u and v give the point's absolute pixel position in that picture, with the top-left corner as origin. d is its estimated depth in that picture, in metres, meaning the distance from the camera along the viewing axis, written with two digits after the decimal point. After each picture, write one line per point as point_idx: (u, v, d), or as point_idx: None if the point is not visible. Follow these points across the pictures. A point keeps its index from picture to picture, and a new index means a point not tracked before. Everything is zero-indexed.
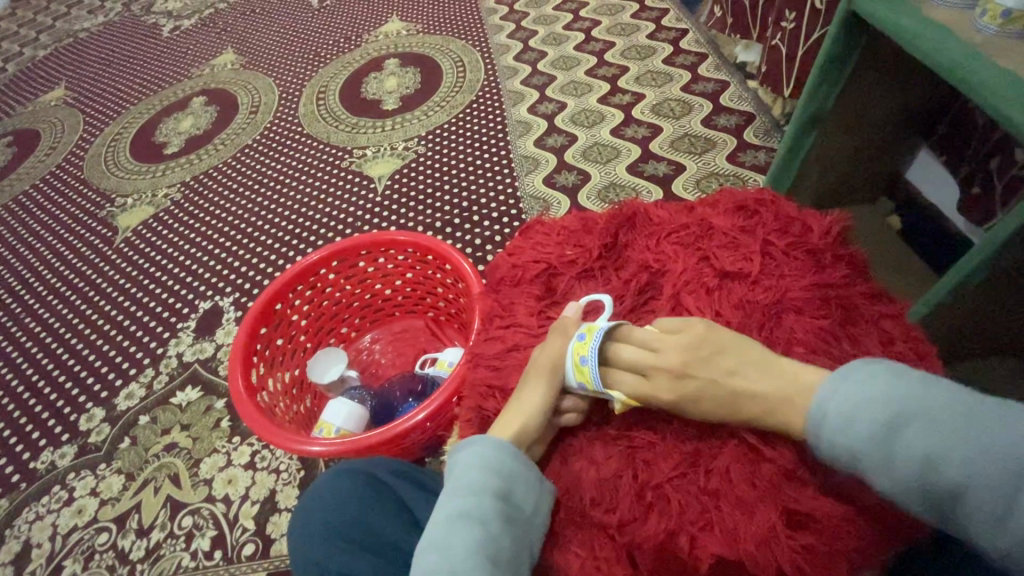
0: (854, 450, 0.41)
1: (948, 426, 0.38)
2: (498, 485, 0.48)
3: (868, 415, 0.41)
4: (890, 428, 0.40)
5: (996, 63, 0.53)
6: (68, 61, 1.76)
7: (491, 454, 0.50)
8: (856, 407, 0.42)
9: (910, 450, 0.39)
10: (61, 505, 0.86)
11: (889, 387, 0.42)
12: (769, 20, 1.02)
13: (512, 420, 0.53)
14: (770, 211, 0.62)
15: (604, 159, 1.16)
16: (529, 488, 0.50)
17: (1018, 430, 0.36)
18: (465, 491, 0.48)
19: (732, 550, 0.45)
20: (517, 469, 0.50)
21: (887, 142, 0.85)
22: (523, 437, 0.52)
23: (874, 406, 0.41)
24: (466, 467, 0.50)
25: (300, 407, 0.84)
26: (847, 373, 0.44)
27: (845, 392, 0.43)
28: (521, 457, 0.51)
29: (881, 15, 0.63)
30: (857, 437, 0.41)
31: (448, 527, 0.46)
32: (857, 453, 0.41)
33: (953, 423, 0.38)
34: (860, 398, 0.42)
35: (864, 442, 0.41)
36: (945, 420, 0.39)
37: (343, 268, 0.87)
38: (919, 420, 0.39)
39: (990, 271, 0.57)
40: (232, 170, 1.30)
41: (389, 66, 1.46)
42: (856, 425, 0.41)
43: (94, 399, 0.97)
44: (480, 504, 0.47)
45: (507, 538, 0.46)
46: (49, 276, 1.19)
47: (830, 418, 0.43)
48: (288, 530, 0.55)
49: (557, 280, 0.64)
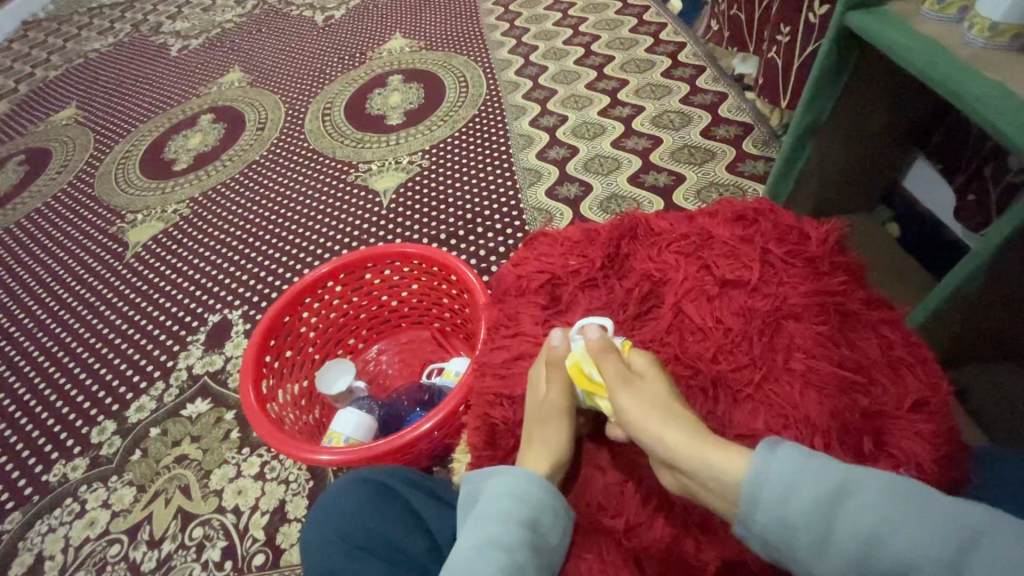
0: (791, 525, 0.41)
1: (838, 483, 0.41)
2: (525, 514, 0.48)
3: (812, 491, 0.41)
4: (834, 502, 0.40)
5: (984, 74, 0.55)
6: (80, 81, 1.80)
7: (520, 484, 0.50)
8: (795, 480, 0.42)
9: (849, 529, 0.39)
10: (73, 518, 0.87)
11: (824, 467, 0.42)
12: (765, 33, 1.05)
13: (539, 456, 0.53)
14: (768, 220, 0.63)
15: (605, 171, 1.18)
16: (556, 519, 0.49)
17: (957, 510, 0.37)
18: (493, 520, 0.48)
19: (736, 553, 0.47)
20: (542, 497, 0.50)
21: (884, 153, 0.87)
22: (555, 471, 0.53)
23: (816, 478, 0.41)
24: (493, 495, 0.50)
25: (309, 418, 0.85)
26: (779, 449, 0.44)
27: (782, 463, 0.43)
28: (550, 486, 0.51)
29: (873, 32, 0.64)
30: (800, 518, 0.41)
31: (473, 553, 0.46)
32: (795, 528, 0.41)
33: (810, 468, 0.42)
34: (796, 465, 0.43)
35: (804, 512, 0.41)
36: (883, 495, 0.39)
37: (350, 280, 0.89)
38: (862, 498, 0.40)
39: (987, 275, 0.58)
40: (239, 185, 1.33)
41: (393, 83, 1.49)
42: (805, 492, 0.41)
43: (106, 412, 0.98)
44: (506, 532, 0.47)
45: (531, 566, 0.46)
46: (61, 292, 1.21)
47: (768, 493, 0.42)
48: (305, 535, 0.56)
49: (560, 290, 0.66)
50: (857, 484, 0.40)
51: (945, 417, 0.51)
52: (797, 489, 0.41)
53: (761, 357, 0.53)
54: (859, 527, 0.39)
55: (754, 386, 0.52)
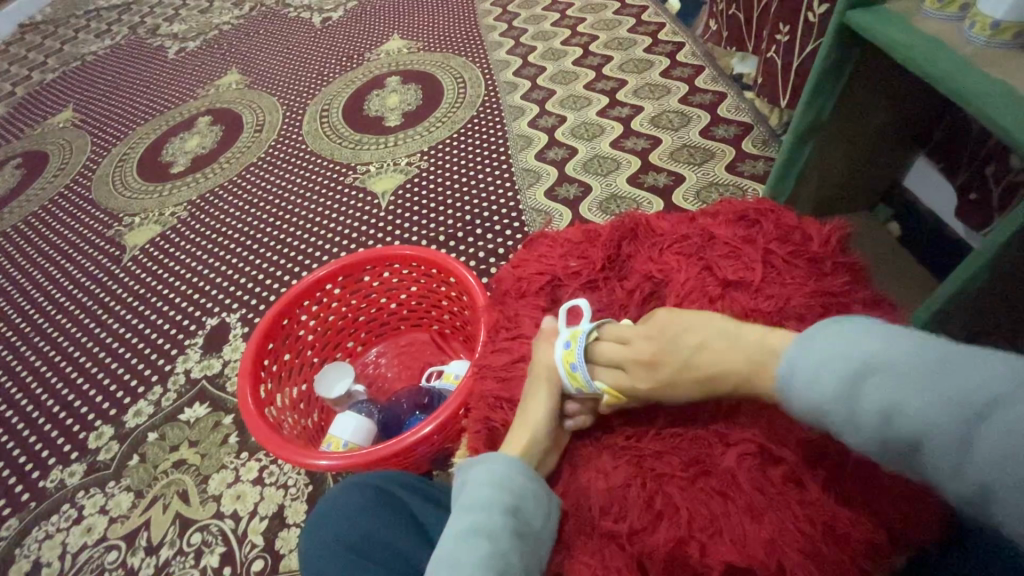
0: (818, 409, 0.40)
1: (860, 361, 0.38)
2: (509, 501, 0.48)
3: (836, 368, 0.39)
4: (854, 379, 0.38)
5: (986, 72, 0.54)
6: (78, 84, 1.79)
7: (500, 471, 0.50)
8: (818, 365, 0.40)
9: (868, 403, 0.37)
10: (70, 524, 0.86)
11: (851, 345, 0.40)
12: (764, 33, 1.04)
13: (517, 434, 0.54)
14: (770, 220, 0.63)
15: (604, 171, 1.18)
16: (539, 504, 0.49)
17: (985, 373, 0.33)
18: (475, 506, 0.47)
19: (742, 557, 0.45)
20: (525, 484, 0.49)
21: (884, 152, 0.86)
22: (530, 453, 0.53)
23: (838, 359, 0.39)
24: (474, 482, 0.50)
25: (307, 422, 0.85)
26: (814, 338, 0.42)
27: (810, 355, 0.41)
28: (527, 470, 0.51)
29: (873, 29, 0.63)
30: (826, 395, 0.39)
31: (457, 542, 0.45)
32: (822, 409, 0.40)
33: (833, 350, 0.40)
34: (822, 352, 0.41)
35: (828, 394, 0.39)
36: (901, 369, 0.36)
37: (349, 282, 0.88)
38: (885, 369, 0.37)
39: (990, 275, 0.57)
40: (237, 188, 1.32)
41: (390, 84, 1.48)
42: (827, 376, 0.39)
43: (103, 417, 0.98)
44: (489, 518, 0.46)
45: (516, 552, 0.45)
46: (58, 296, 1.20)
47: (798, 382, 0.41)
48: (305, 542, 0.55)
49: (560, 291, 0.65)
50: (880, 359, 0.38)
51: None
52: (823, 369, 0.40)
53: None
54: (879, 398, 0.36)
55: None
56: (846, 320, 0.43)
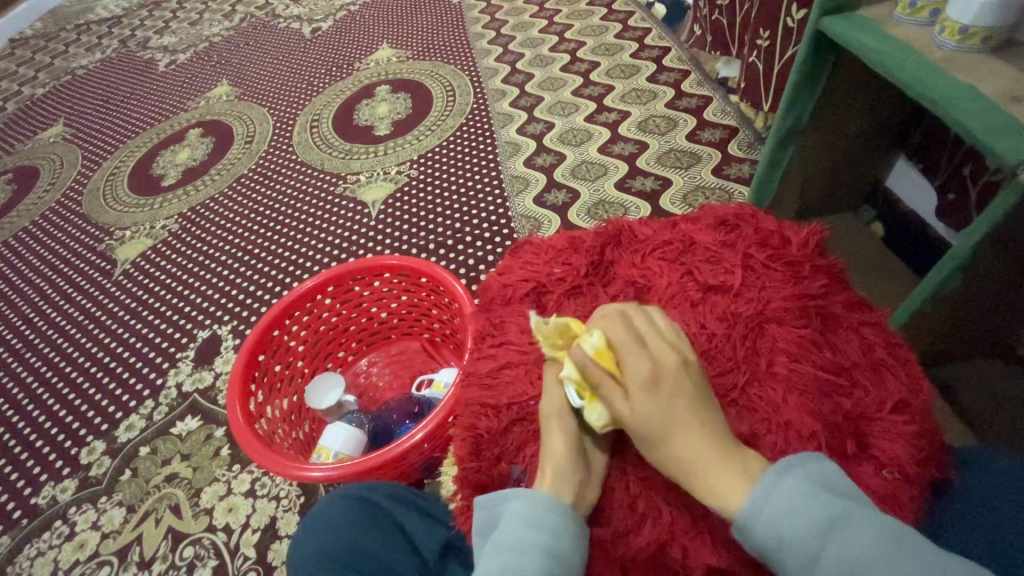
0: (781, 542, 0.40)
1: (830, 516, 0.39)
2: (545, 541, 0.46)
3: (805, 515, 0.39)
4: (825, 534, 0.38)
5: (954, 76, 0.56)
6: (68, 98, 1.80)
7: (536, 510, 0.48)
8: (788, 507, 0.40)
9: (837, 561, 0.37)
10: (63, 541, 0.86)
11: (822, 500, 0.40)
12: (746, 38, 1.06)
13: (545, 468, 0.51)
14: (750, 225, 0.64)
15: (592, 177, 1.19)
16: (576, 542, 0.47)
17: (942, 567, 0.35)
18: (507, 548, 0.46)
19: (722, 559, 0.46)
20: (563, 523, 0.47)
21: (865, 153, 0.87)
22: (564, 485, 0.50)
23: (814, 506, 0.40)
24: (509, 521, 0.48)
25: (298, 433, 0.85)
26: (780, 477, 0.42)
27: (776, 493, 0.41)
28: (564, 507, 0.48)
29: (847, 34, 0.65)
30: (796, 531, 0.39)
31: None
32: (784, 543, 0.39)
33: (801, 495, 0.41)
34: (797, 493, 0.41)
35: (793, 533, 0.39)
36: (876, 537, 0.37)
37: (339, 293, 0.89)
38: (856, 533, 0.38)
39: (964, 276, 0.58)
40: (228, 201, 1.32)
41: (380, 93, 1.49)
42: (800, 518, 0.39)
43: (95, 433, 0.97)
44: (525, 562, 0.45)
45: None
46: (49, 311, 1.20)
47: (764, 510, 0.41)
48: (293, 546, 0.56)
49: (545, 298, 0.65)
50: (854, 521, 0.39)
51: (926, 417, 0.51)
52: (796, 513, 0.40)
53: (745, 361, 0.53)
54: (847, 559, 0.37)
55: (739, 389, 0.52)
56: (808, 461, 0.43)
